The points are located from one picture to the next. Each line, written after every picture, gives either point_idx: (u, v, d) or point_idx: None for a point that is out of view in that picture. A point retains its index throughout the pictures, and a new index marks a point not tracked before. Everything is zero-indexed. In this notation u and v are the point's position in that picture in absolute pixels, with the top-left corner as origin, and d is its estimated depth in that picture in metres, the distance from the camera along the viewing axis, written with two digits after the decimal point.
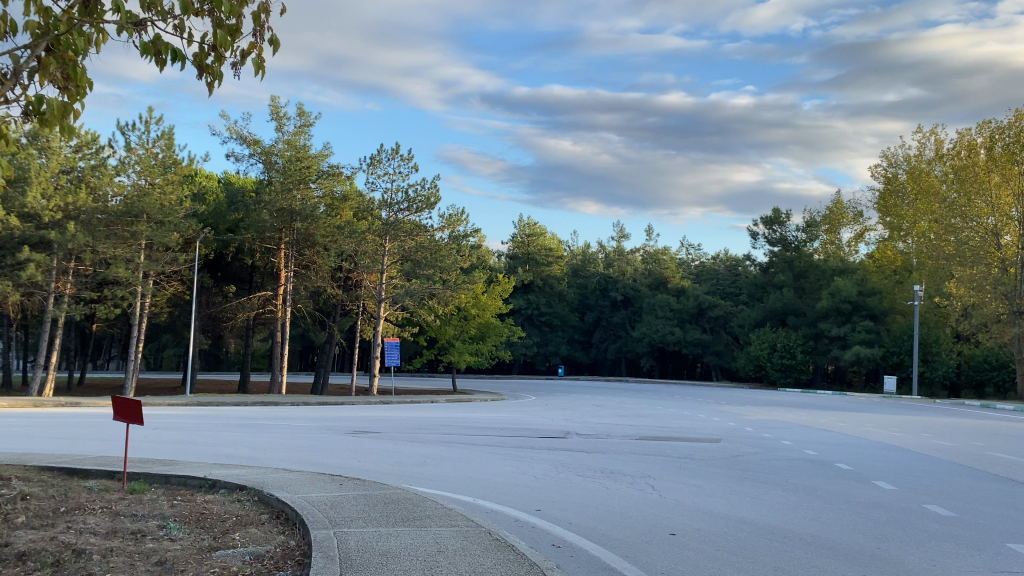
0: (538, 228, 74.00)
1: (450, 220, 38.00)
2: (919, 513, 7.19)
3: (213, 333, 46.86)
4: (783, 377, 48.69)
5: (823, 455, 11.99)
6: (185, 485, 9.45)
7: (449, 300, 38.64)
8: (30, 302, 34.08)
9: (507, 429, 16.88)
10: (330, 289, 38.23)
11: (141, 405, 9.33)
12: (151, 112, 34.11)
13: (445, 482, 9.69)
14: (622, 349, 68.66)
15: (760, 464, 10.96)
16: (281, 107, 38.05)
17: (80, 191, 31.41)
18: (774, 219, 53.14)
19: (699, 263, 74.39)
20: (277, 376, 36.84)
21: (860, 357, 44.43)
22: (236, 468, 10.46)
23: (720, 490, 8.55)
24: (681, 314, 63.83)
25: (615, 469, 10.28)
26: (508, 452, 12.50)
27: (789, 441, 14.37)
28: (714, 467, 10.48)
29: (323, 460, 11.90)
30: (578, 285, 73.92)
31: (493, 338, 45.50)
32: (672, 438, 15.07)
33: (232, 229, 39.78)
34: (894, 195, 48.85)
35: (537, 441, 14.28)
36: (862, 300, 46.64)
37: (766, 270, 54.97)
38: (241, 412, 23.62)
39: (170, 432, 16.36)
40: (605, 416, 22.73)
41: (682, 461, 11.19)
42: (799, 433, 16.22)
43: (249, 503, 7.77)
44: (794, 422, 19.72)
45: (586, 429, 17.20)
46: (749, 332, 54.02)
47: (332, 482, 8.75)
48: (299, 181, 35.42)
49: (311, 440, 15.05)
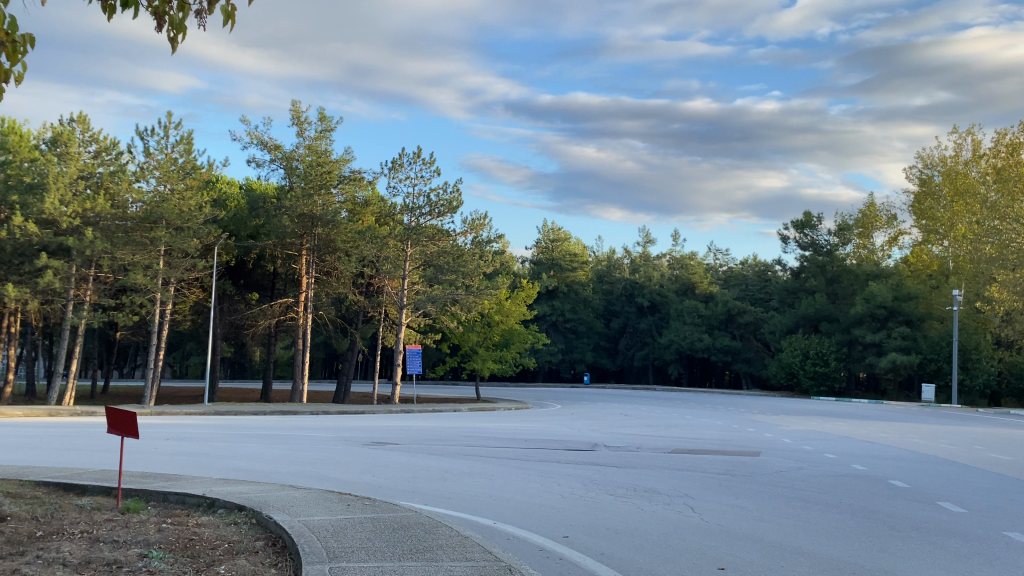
0: (563, 234, 73.29)
1: (473, 224, 37.23)
2: (1004, 543, 6.31)
3: (237, 341, 46.56)
4: (816, 386, 47.49)
5: (874, 471, 11.07)
6: (182, 503, 8.76)
7: (472, 306, 37.73)
8: (50, 310, 33.79)
9: (531, 440, 16.08)
10: (353, 295, 37.55)
11: (136, 416, 8.65)
12: (170, 117, 33.72)
13: (463, 501, 8.90)
14: (649, 356, 67.70)
15: (807, 481, 10.07)
16: (303, 112, 37.57)
17: (99, 197, 31.09)
18: (805, 223, 52.11)
19: (727, 268, 73.18)
20: (298, 384, 36.12)
21: (896, 364, 43.15)
22: (240, 484, 9.77)
23: (767, 514, 7.70)
24: (708, 320, 62.67)
25: (651, 487, 9.44)
26: (531, 467, 11.68)
27: (834, 454, 13.43)
28: (756, 485, 9.62)
29: (334, 475, 11.15)
30: (604, 291, 72.99)
31: (518, 344, 44.70)
32: (707, 450, 14.22)
33: (254, 235, 39.22)
34: (929, 197, 47.48)
35: (563, 453, 13.46)
36: (898, 305, 45.29)
37: (797, 275, 53.77)
38: (259, 421, 23.00)
39: (181, 444, 15.69)
40: (633, 426, 21.86)
41: (720, 478, 10.32)
42: (842, 445, 15.31)
43: (247, 527, 7.04)
44: (833, 432, 18.76)
45: (614, 440, 16.40)
46: (780, 338, 52.72)
47: (338, 503, 8.00)
48: (321, 186, 34.89)
49: (324, 452, 14.29)
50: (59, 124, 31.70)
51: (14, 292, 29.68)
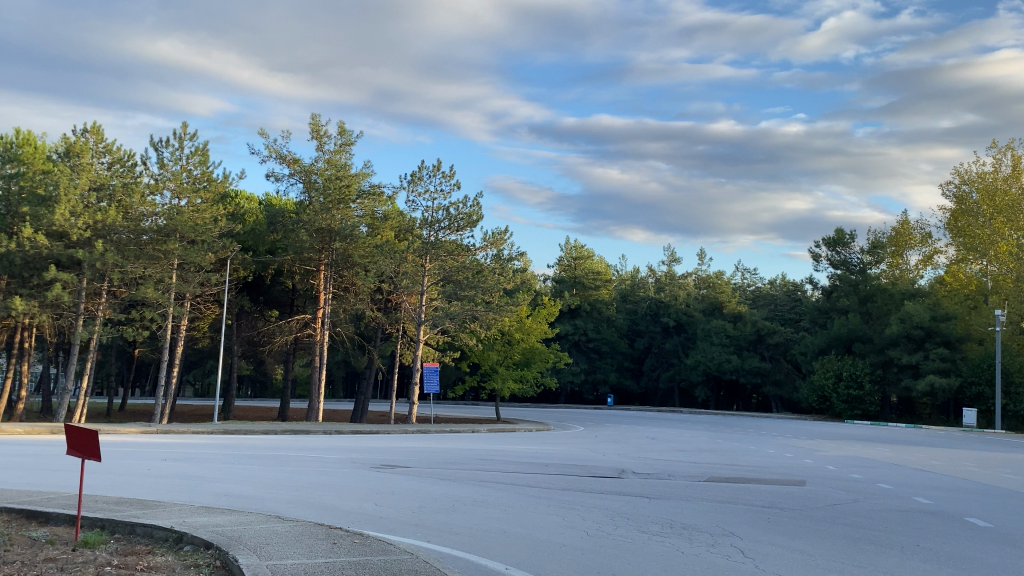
0: (587, 252, 72.01)
1: (494, 239, 36.12)
2: None
3: (255, 358, 45.61)
4: (850, 410, 45.78)
5: (941, 506, 9.76)
6: (150, 536, 7.66)
7: (491, 324, 36.50)
8: (59, 326, 32.92)
9: (552, 465, 14.84)
10: (370, 313, 36.46)
11: (98, 435, 7.53)
12: (185, 128, 32.98)
13: (470, 538, 7.69)
14: (675, 377, 66.12)
15: (872, 517, 8.79)
16: (321, 125, 36.72)
17: (111, 210, 30.24)
18: (838, 240, 50.77)
19: (755, 289, 71.57)
20: (314, 403, 34.90)
21: (935, 387, 41.44)
22: (221, 514, 8.62)
23: (836, 560, 6.53)
24: (737, 341, 60.98)
25: (691, 524, 8.16)
26: (551, 497, 10.42)
27: (889, 485, 12.09)
28: (812, 521, 8.40)
29: (331, 504, 9.97)
30: (628, 311, 71.93)
31: (540, 364, 43.43)
32: (747, 479, 12.91)
33: (272, 250, 38.16)
34: (966, 215, 45.91)
35: (588, 481, 12.16)
36: (936, 326, 43.46)
37: (829, 295, 52.25)
38: (263, 441, 21.76)
39: (174, 466, 14.57)
40: (662, 451, 20.44)
41: (769, 512, 9.05)
42: (895, 474, 13.97)
43: (207, 571, 5.89)
44: (880, 459, 17.37)
45: (643, 466, 15.12)
46: (812, 359, 50.95)
47: (323, 540, 6.82)
48: (339, 201, 33.85)
49: (327, 476, 13.13)
50: (74, 135, 31.00)
51: (23, 306, 28.84)
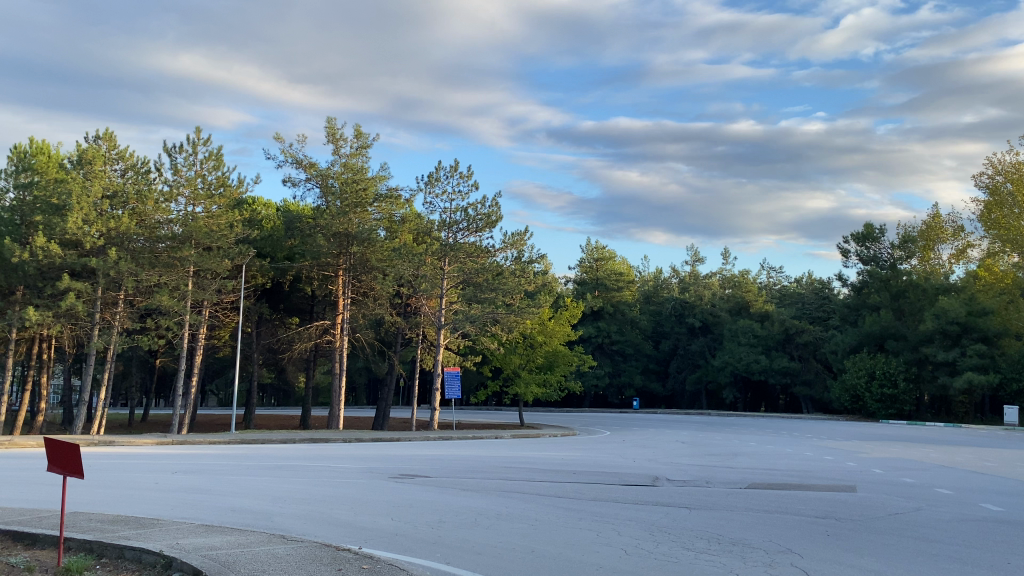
0: (609, 253, 71.09)
1: (514, 239, 35.29)
2: None
3: (276, 366, 45.01)
4: (885, 409, 44.54)
5: (1014, 514, 8.80)
6: (139, 561, 6.89)
7: (512, 326, 35.70)
8: (75, 336, 32.34)
9: (580, 472, 13.99)
10: (390, 317, 35.66)
11: (79, 448, 6.78)
12: (198, 133, 32.38)
13: (494, 558, 6.86)
14: (701, 378, 65.04)
15: (943, 528, 7.86)
16: (338, 129, 36.11)
17: (124, 217, 29.69)
18: (867, 235, 49.74)
19: (781, 288, 70.39)
20: (335, 411, 34.11)
21: (973, 384, 40.23)
22: (221, 534, 7.82)
23: None
24: (765, 341, 59.79)
25: (741, 538, 7.31)
26: (583, 508, 9.59)
27: (946, 489, 11.17)
28: (878, 534, 7.50)
29: (344, 519, 9.20)
30: (652, 312, 70.97)
31: (563, 367, 42.46)
32: (792, 484, 11.99)
33: (290, 256, 37.57)
34: (999, 207, 44.58)
35: (620, 489, 11.31)
36: (972, 321, 42.34)
37: (859, 292, 51.16)
38: (280, 450, 21.02)
39: (183, 478, 13.87)
40: (695, 455, 19.51)
41: (823, 523, 8.16)
42: (950, 476, 13.03)
43: None
44: (927, 461, 16.39)
45: (677, 472, 14.25)
46: (844, 358, 49.81)
47: (327, 565, 6.03)
48: (356, 205, 33.11)
49: (342, 488, 12.39)
50: (86, 142, 30.59)
51: (37, 316, 28.21)
